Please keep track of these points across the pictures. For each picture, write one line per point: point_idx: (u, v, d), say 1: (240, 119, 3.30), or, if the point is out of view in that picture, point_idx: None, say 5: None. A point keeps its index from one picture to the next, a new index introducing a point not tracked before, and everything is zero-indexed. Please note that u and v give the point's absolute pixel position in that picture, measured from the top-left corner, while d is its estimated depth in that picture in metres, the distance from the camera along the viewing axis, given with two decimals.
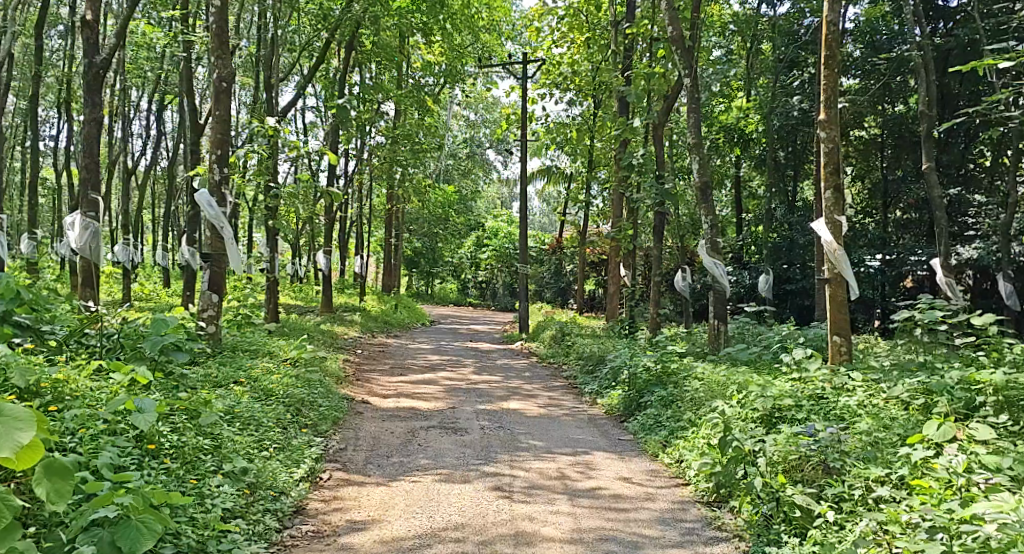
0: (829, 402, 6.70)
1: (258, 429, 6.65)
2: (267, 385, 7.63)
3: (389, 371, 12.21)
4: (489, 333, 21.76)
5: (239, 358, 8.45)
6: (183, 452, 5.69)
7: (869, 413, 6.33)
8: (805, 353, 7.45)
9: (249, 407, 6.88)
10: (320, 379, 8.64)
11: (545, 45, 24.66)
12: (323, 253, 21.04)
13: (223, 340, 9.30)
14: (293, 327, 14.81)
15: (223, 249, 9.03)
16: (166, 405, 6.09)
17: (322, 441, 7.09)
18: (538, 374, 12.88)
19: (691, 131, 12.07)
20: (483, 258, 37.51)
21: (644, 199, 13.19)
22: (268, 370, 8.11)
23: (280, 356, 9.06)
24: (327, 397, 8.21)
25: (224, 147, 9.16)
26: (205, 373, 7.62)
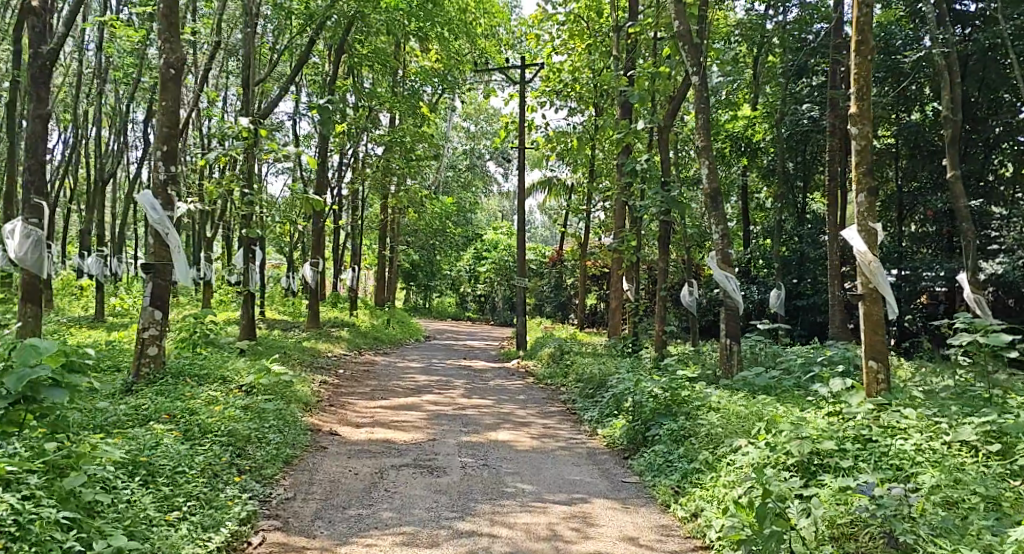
0: (880, 446, 5.87)
1: (169, 484, 5.63)
2: (203, 421, 6.63)
3: (370, 393, 11.13)
4: (484, 350, 20.72)
5: (181, 389, 7.50)
6: (33, 530, 4.67)
7: (932, 462, 5.58)
8: (845, 384, 6.48)
9: (161, 455, 5.87)
10: (277, 408, 7.66)
11: (546, 51, 23.67)
12: (309, 264, 19.98)
13: (171, 366, 8.34)
14: (270, 346, 13.74)
15: (168, 256, 8.18)
16: (27, 465, 5.11)
17: (263, 489, 6.04)
18: (534, 397, 11.79)
19: (699, 135, 10.96)
20: (482, 271, 36.42)
21: (649, 208, 12.11)
22: (210, 403, 7.13)
23: (234, 385, 8.06)
24: (284, 431, 7.17)
25: (172, 143, 8.36)
26: (128, 412, 6.69)
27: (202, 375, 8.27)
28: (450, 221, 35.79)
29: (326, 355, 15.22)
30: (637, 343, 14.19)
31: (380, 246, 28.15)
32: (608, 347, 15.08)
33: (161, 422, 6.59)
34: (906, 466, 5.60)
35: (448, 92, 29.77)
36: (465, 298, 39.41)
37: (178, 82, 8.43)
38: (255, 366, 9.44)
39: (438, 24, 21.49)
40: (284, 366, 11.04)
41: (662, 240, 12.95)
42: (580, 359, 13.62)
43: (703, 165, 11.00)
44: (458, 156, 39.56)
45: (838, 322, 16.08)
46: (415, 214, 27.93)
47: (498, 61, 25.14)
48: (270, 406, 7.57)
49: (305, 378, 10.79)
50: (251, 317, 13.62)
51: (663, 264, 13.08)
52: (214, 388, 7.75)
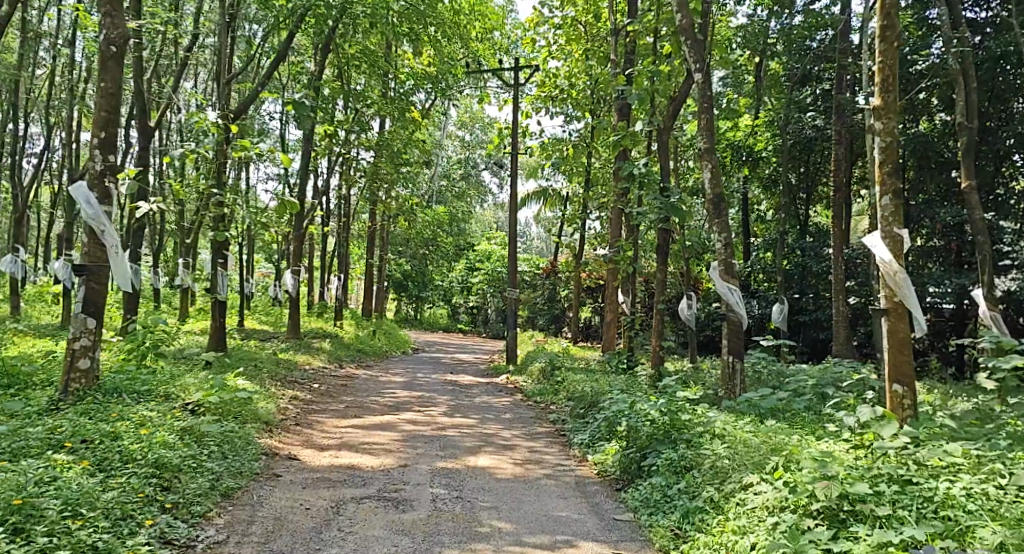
0: (923, 490, 5.12)
1: (51, 532, 4.77)
2: (119, 450, 5.84)
3: (343, 410, 10.31)
4: (472, 364, 19.87)
5: (110, 409, 6.80)
6: None
7: (989, 514, 4.84)
8: (874, 413, 5.70)
9: (51, 493, 5.05)
10: (220, 427, 6.85)
11: (542, 57, 23.00)
12: (290, 272, 19.12)
13: (106, 382, 7.76)
14: (241, 358, 12.89)
15: (104, 259, 7.65)
16: None
17: (186, 533, 5.24)
18: (520, 415, 10.98)
19: (701, 136, 10.18)
20: (474, 282, 35.61)
21: (647, 215, 11.33)
22: (138, 425, 6.37)
23: (177, 403, 7.35)
24: (230, 458, 6.39)
25: (112, 128, 7.84)
26: (34, 439, 5.92)
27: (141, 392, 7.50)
28: (442, 231, 35.00)
29: (302, 368, 14.38)
30: (632, 359, 13.38)
31: (368, 255, 27.35)
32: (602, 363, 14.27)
33: (68, 451, 5.80)
34: (958, 517, 4.86)
35: (441, 98, 29.06)
36: (457, 309, 38.59)
37: (122, 60, 7.97)
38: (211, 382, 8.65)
39: (430, 26, 20.79)
40: (248, 381, 10.24)
41: (659, 251, 12.14)
42: (571, 374, 12.82)
43: (704, 168, 10.21)
44: (452, 164, 38.82)
45: (842, 339, 15.30)
46: (405, 222, 27.14)
47: (492, 67, 24.41)
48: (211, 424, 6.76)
49: (270, 395, 9.96)
50: (222, 326, 12.97)
51: (661, 276, 12.26)
52: (149, 408, 6.95)
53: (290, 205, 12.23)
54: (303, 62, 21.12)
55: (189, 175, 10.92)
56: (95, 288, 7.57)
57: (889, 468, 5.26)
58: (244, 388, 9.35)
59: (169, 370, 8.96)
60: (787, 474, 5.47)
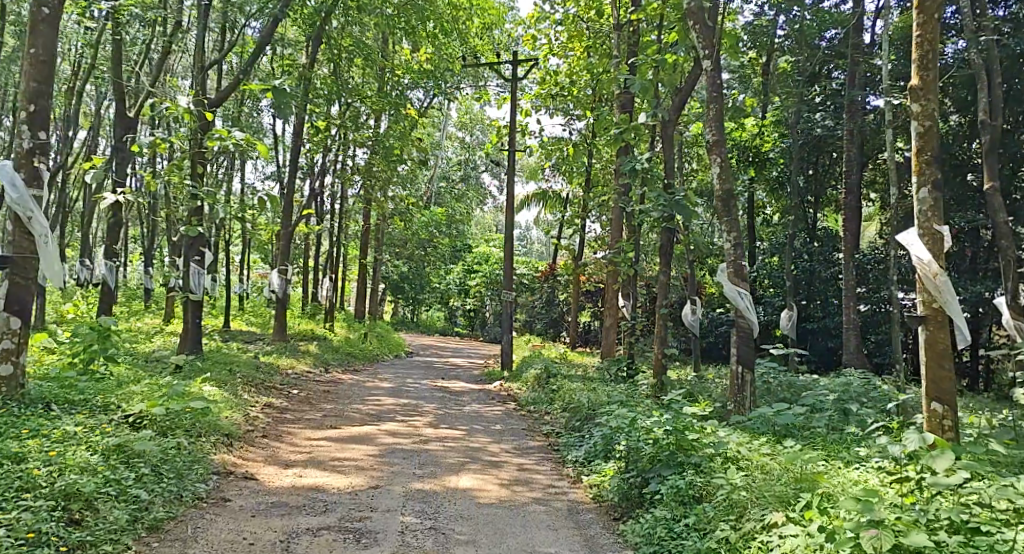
0: (995, 541, 4.43)
1: None
2: (19, 479, 5.09)
3: (319, 420, 9.52)
4: (466, 369, 19.05)
5: (29, 425, 6.04)
6: None
7: None
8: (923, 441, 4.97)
9: None
10: (158, 442, 6.13)
11: (543, 54, 22.19)
12: (277, 271, 18.24)
13: (33, 394, 7.11)
14: (215, 361, 12.13)
15: (31, 251, 7.14)
16: None
17: None
18: (511, 427, 10.18)
19: (710, 128, 9.40)
20: (472, 285, 34.76)
21: (650, 213, 10.51)
22: (52, 445, 5.62)
23: (116, 415, 6.58)
24: (167, 483, 5.63)
25: (42, 103, 7.28)
26: None
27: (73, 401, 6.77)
28: (440, 233, 34.20)
29: (283, 373, 13.59)
30: (632, 367, 12.58)
31: (361, 256, 26.55)
32: (601, 371, 13.46)
33: None
34: None
35: (440, 96, 28.29)
36: (454, 313, 37.77)
37: (54, 25, 7.39)
38: (162, 388, 7.93)
39: (428, 21, 19.98)
40: (214, 389, 9.48)
41: (663, 252, 11.34)
42: (567, 383, 12.02)
43: (712, 162, 9.43)
44: (451, 165, 38.03)
45: (854, 348, 14.50)
46: (400, 222, 26.34)
47: (491, 64, 23.64)
48: (146, 438, 6.05)
49: (238, 403, 9.18)
50: (196, 327, 12.45)
51: (665, 280, 11.43)
52: (78, 420, 6.22)
53: (273, 201, 11.72)
54: (294, 56, 20.35)
55: (163, 164, 10.29)
56: (17, 280, 7.08)
57: (950, 513, 4.58)
58: (205, 395, 8.63)
59: (116, 375, 8.25)
60: (821, 515, 4.75)
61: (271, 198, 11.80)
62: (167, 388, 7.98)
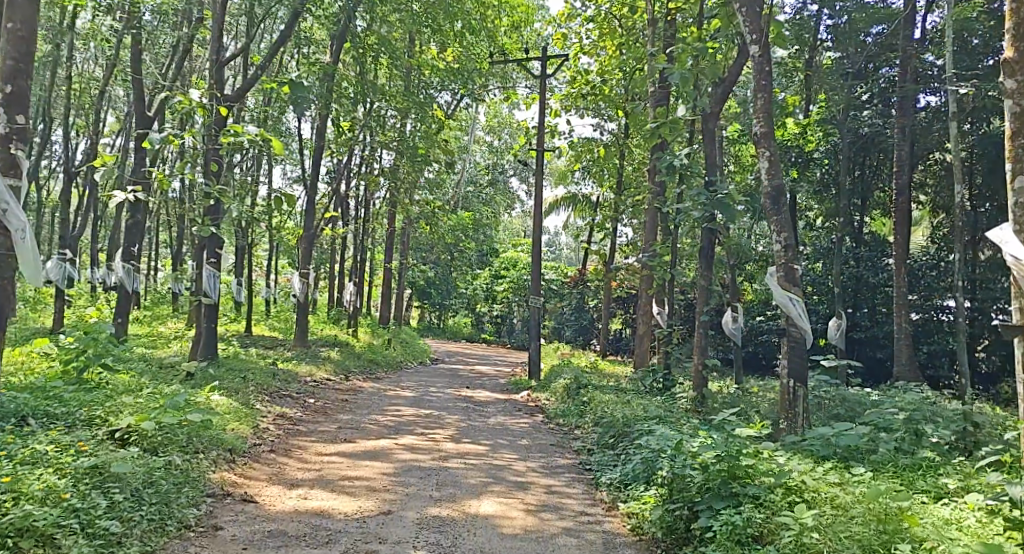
0: None
1: None
2: None
3: (334, 432, 8.89)
4: (492, 377, 18.37)
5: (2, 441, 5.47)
6: None
7: None
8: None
9: None
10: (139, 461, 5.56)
11: (574, 53, 21.49)
12: (299, 275, 17.69)
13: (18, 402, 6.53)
14: (230, 367, 11.57)
15: None
16: None
17: None
18: (539, 441, 9.48)
19: (758, 119, 8.66)
20: (500, 290, 33.98)
21: (690, 212, 9.78)
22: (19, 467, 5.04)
23: (104, 429, 5.98)
24: (146, 512, 5.04)
25: None
26: None
27: (54, 415, 6.19)
28: (467, 238, 33.59)
29: (302, 380, 13.01)
30: (668, 378, 11.83)
31: (386, 261, 26.01)
32: (634, 382, 12.71)
33: None
34: None
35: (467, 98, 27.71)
36: (481, 318, 37.05)
37: None
38: (160, 398, 7.38)
39: (456, 19, 19.37)
40: (221, 397, 8.93)
41: (701, 257, 10.54)
42: (599, 394, 11.30)
43: (757, 157, 8.70)
44: (479, 169, 37.44)
45: (905, 360, 13.63)
46: (427, 226, 25.76)
47: (520, 65, 23.00)
48: (125, 458, 5.48)
49: (248, 413, 8.60)
50: (211, 331, 11.91)
51: (704, 287, 10.62)
52: (54, 436, 5.65)
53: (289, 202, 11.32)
54: (319, 56, 19.88)
55: (181, 163, 9.82)
56: None
57: None
58: (207, 403, 8.06)
59: (110, 381, 7.70)
60: None
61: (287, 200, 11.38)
62: (162, 397, 7.41)
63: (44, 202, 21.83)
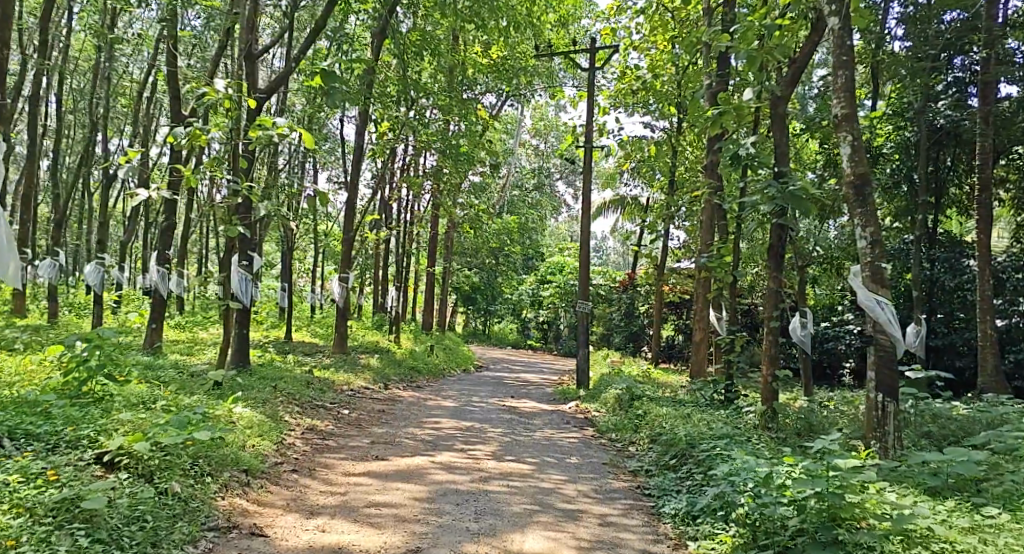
0: None
1: None
2: None
3: (366, 448, 8.15)
4: (539, 387, 17.49)
5: None
6: None
7: None
8: None
9: None
10: (111, 496, 4.99)
11: (624, 49, 20.57)
12: (338, 279, 17.04)
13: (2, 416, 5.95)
14: (261, 375, 10.91)
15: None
16: None
17: None
18: (591, 459, 8.59)
19: (840, 99, 7.70)
20: (545, 296, 32.93)
21: (759, 205, 8.81)
22: None
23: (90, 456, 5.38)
24: None
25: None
26: None
27: (35, 437, 5.61)
28: (513, 242, 32.79)
29: (337, 390, 12.32)
30: (731, 390, 10.86)
31: (429, 265, 25.36)
32: (693, 393, 11.76)
33: None
34: None
35: (512, 99, 26.94)
36: (527, 324, 36.13)
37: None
38: (170, 410, 6.83)
39: (501, 15, 18.57)
40: (247, 407, 8.32)
41: (771, 254, 9.41)
42: (656, 406, 10.39)
43: (839, 141, 7.72)
44: (525, 173, 36.61)
45: (991, 371, 12.44)
46: (471, 229, 25.04)
47: (568, 61, 22.17)
48: (94, 493, 4.91)
49: (273, 426, 7.92)
50: (244, 337, 11.28)
51: (774, 289, 9.46)
52: (26, 464, 5.10)
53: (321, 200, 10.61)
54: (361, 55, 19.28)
55: (207, 158, 9.08)
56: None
57: None
58: (227, 413, 7.46)
59: (122, 389, 7.22)
60: None
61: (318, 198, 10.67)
62: (173, 409, 6.87)
63: (86, 205, 21.62)
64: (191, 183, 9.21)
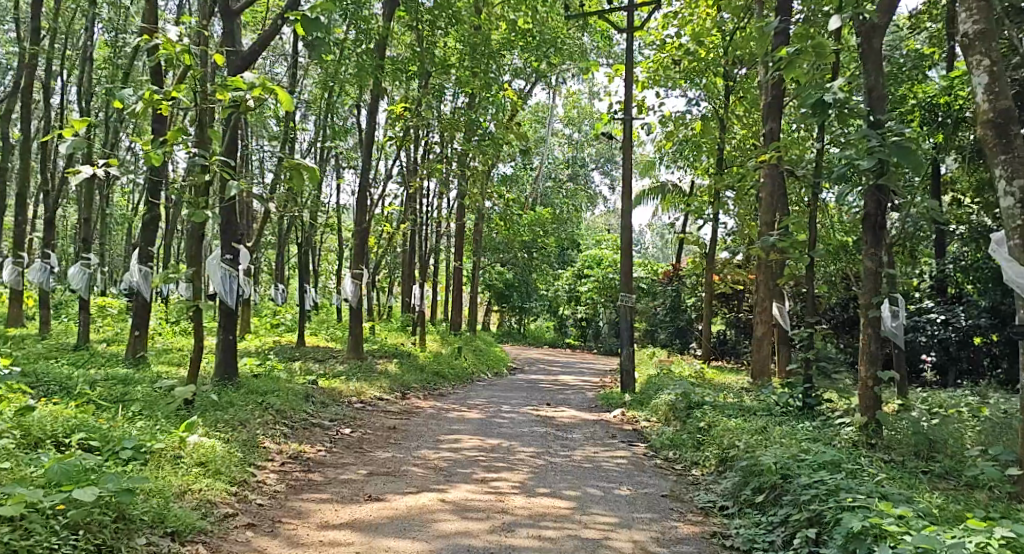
0: None
1: None
2: None
3: (361, 481, 6.47)
4: (578, 391, 15.66)
5: None
6: None
7: None
8: None
9: None
10: None
11: (663, 16, 18.66)
12: (349, 277, 15.38)
13: None
14: (250, 389, 9.26)
15: None
16: None
17: None
18: (646, 490, 6.81)
19: (971, 13, 5.89)
20: (583, 291, 30.97)
21: (859, 160, 6.93)
22: None
23: None
24: None
25: None
26: None
27: None
28: (547, 234, 31.04)
29: (344, 403, 10.63)
30: (812, 395, 8.99)
31: (457, 261, 23.65)
32: (762, 400, 9.86)
33: None
34: None
35: (542, 81, 25.12)
36: (564, 322, 34.18)
37: None
38: (94, 448, 5.40)
39: None
40: (216, 431, 6.75)
41: (870, 228, 7.47)
42: (721, 417, 8.53)
43: (968, 71, 5.97)
44: (558, 164, 34.83)
45: None
46: (500, 221, 23.31)
47: (601, 34, 20.38)
48: None
49: (244, 458, 6.33)
50: (230, 344, 9.64)
51: (873, 269, 7.46)
52: None
53: (307, 174, 7.94)
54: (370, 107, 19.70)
55: (178, 127, 7.42)
56: None
57: None
58: (185, 441, 6.00)
59: (56, 420, 5.89)
60: None
61: (303, 169, 7.99)
62: (100, 450, 5.49)
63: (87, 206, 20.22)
64: (152, 158, 7.51)
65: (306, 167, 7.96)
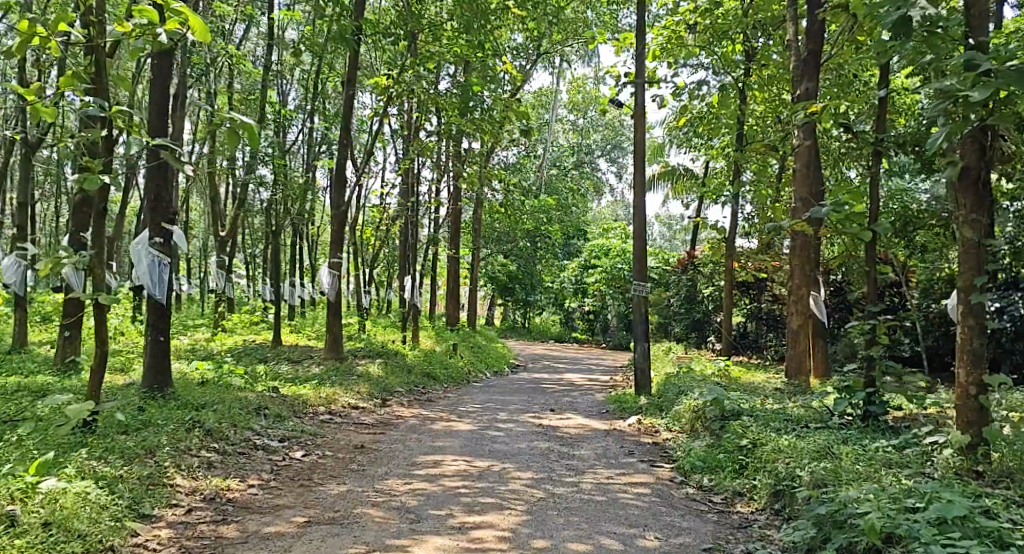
0: None
1: None
2: None
3: (292, 538, 4.73)
4: (586, 393, 13.86)
5: None
6: None
7: None
8: None
9: None
10: None
11: None
12: (327, 267, 13.64)
13: None
14: (183, 402, 7.55)
15: None
16: None
17: None
18: (681, 540, 5.05)
19: None
20: (590, 283, 29.05)
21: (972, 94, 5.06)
22: None
23: None
24: None
25: None
26: None
27: None
28: (552, 223, 29.27)
29: (307, 417, 8.86)
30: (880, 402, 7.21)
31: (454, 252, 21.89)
32: (812, 408, 8.06)
33: None
34: None
35: (545, 57, 23.18)
36: (570, 316, 32.25)
37: None
38: None
39: None
40: (103, 466, 5.15)
41: (972, 187, 5.71)
42: (768, 432, 6.73)
43: None
44: (563, 151, 32.99)
45: None
46: (500, 209, 21.56)
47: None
48: None
49: (128, 512, 4.66)
50: (161, 348, 7.91)
51: (976, 241, 5.67)
52: None
53: (246, 135, 5.99)
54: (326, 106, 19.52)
55: (74, 74, 5.61)
56: None
57: None
58: (33, 492, 4.45)
59: None
60: None
61: (239, 128, 6.04)
62: None
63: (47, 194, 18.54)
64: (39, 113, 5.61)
65: (243, 125, 5.99)
